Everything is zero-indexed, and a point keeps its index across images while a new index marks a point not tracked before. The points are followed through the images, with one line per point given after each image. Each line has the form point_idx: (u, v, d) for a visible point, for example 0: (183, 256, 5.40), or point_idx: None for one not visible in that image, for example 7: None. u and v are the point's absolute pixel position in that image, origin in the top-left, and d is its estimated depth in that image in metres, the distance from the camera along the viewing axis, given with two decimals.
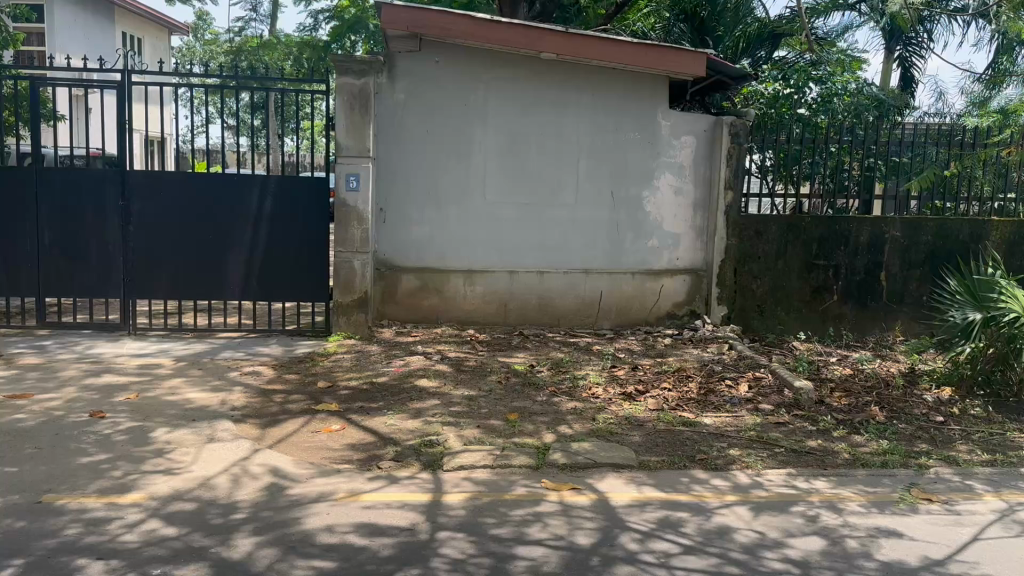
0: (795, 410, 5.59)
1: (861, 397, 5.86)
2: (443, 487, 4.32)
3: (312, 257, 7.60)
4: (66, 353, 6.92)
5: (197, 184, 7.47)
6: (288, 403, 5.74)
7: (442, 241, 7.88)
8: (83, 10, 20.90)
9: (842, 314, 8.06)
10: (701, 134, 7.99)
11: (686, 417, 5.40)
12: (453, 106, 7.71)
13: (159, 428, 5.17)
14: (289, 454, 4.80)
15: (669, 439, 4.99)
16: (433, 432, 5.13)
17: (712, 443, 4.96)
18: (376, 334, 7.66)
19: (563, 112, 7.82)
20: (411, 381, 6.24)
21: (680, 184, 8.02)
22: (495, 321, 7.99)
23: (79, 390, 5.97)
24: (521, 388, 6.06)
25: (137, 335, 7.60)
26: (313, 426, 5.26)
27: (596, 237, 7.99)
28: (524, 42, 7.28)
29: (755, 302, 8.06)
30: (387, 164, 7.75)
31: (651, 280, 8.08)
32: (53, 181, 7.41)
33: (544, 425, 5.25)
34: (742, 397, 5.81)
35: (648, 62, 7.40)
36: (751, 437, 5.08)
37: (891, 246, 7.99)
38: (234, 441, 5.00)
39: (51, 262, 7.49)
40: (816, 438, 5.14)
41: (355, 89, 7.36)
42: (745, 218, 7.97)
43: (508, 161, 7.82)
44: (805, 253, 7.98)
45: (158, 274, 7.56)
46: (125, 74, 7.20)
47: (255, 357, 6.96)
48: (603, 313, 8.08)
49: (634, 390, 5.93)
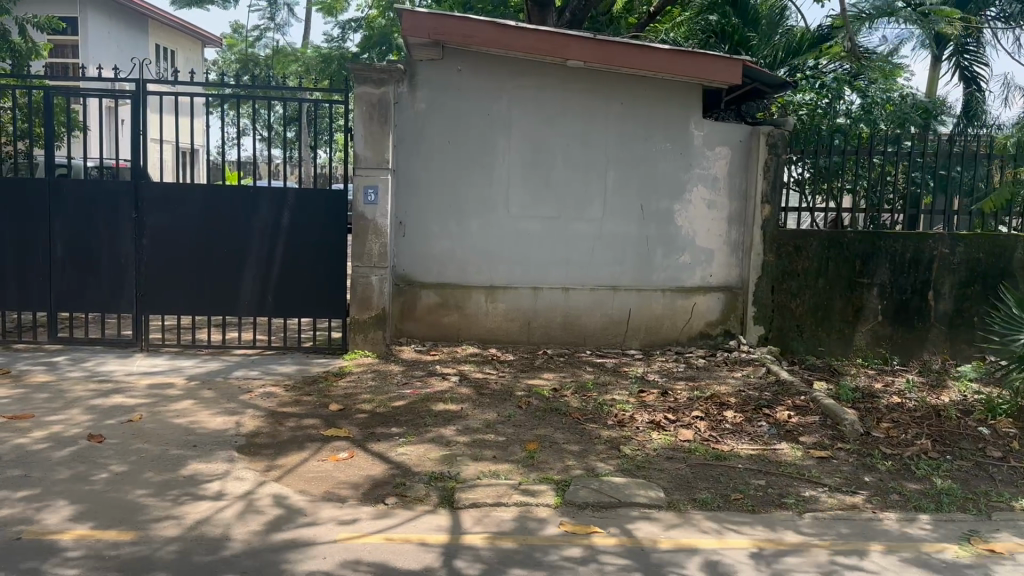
0: (840, 444, 5.16)
1: (911, 429, 5.42)
2: (460, 526, 3.98)
3: (329, 274, 7.32)
4: (76, 371, 6.71)
5: (213, 197, 7.24)
6: (298, 428, 5.44)
7: (463, 255, 7.58)
8: (117, 23, 21.10)
9: (887, 336, 7.59)
10: (736, 144, 7.60)
11: (720, 449, 4.99)
12: (476, 116, 7.42)
13: (163, 456, 4.90)
14: (294, 486, 4.49)
15: (701, 475, 4.59)
16: (449, 463, 4.79)
17: (749, 480, 4.56)
18: (394, 352, 7.36)
19: (591, 122, 7.48)
20: (428, 405, 5.92)
21: (713, 197, 7.65)
22: (519, 340, 7.65)
23: (85, 411, 5.73)
24: (544, 413, 5.70)
25: (150, 352, 7.38)
26: (321, 455, 4.96)
27: (624, 253, 7.64)
28: (551, 49, 6.94)
29: (794, 322, 7.63)
30: (407, 176, 7.47)
31: (683, 298, 7.70)
32: (67, 192, 7.23)
33: (567, 456, 4.89)
34: (781, 428, 5.40)
35: (680, 70, 7.03)
36: (792, 473, 4.67)
37: (939, 264, 7.52)
38: (240, 472, 4.70)
39: (61, 275, 7.31)
40: (864, 476, 4.71)
41: (374, 98, 7.08)
42: (782, 234, 7.55)
43: (533, 173, 7.50)
44: (847, 270, 7.54)
45: (171, 288, 7.33)
46: (140, 84, 6.99)
47: (268, 377, 6.69)
48: (632, 332, 7.70)
49: (663, 418, 5.53)
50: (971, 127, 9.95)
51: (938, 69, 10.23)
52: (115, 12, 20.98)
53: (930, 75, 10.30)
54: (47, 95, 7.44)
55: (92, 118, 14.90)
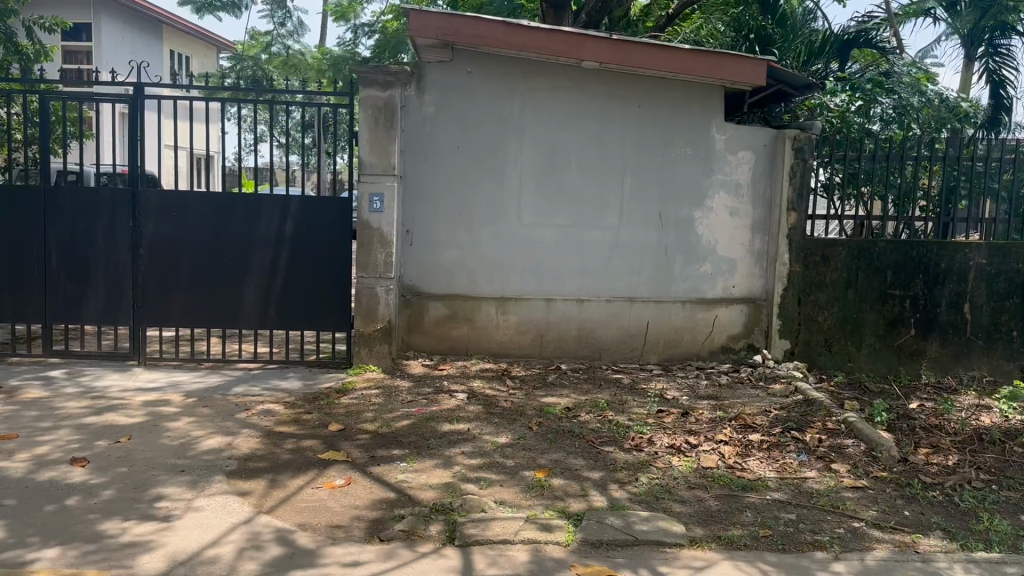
0: (876, 472, 4.77)
1: (952, 456, 5.03)
2: (462, 567, 3.62)
3: (334, 285, 7.02)
4: (71, 386, 6.43)
5: (214, 205, 6.96)
6: (296, 451, 5.12)
7: (473, 265, 7.25)
8: (129, 28, 20.92)
9: (920, 351, 7.21)
10: (760, 148, 7.24)
11: (746, 478, 4.62)
12: (487, 120, 7.10)
13: (150, 481, 4.58)
14: (284, 517, 4.15)
15: (726, 509, 4.21)
16: (454, 490, 4.43)
17: (778, 514, 4.18)
18: (401, 367, 7.05)
19: (607, 125, 7.14)
20: (435, 425, 5.58)
21: (735, 204, 7.28)
22: (531, 354, 7.31)
23: (74, 431, 5.43)
24: (556, 435, 5.34)
25: (148, 365, 7.10)
26: (317, 482, 4.62)
27: (641, 262, 7.29)
28: (566, 50, 6.60)
29: (822, 337, 7.23)
30: (415, 182, 7.16)
31: (703, 310, 7.34)
32: (62, 201, 6.98)
33: (582, 484, 4.52)
34: (811, 453, 5.02)
35: (702, 70, 6.68)
36: (824, 506, 4.29)
37: (976, 275, 7.14)
38: (231, 500, 4.36)
39: (58, 286, 7.06)
40: (903, 509, 4.33)
41: (380, 102, 6.77)
42: (809, 243, 7.15)
43: (546, 179, 7.17)
44: (879, 282, 7.14)
45: (170, 300, 7.05)
46: (137, 87, 6.73)
47: (269, 394, 6.37)
48: (649, 346, 7.34)
49: (684, 442, 5.16)
50: (1006, 129, 9.53)
51: (971, 70, 9.76)
52: (128, 18, 20.84)
53: (962, 76, 9.84)
54: (42, 99, 7.17)
55: (102, 123, 14.72)
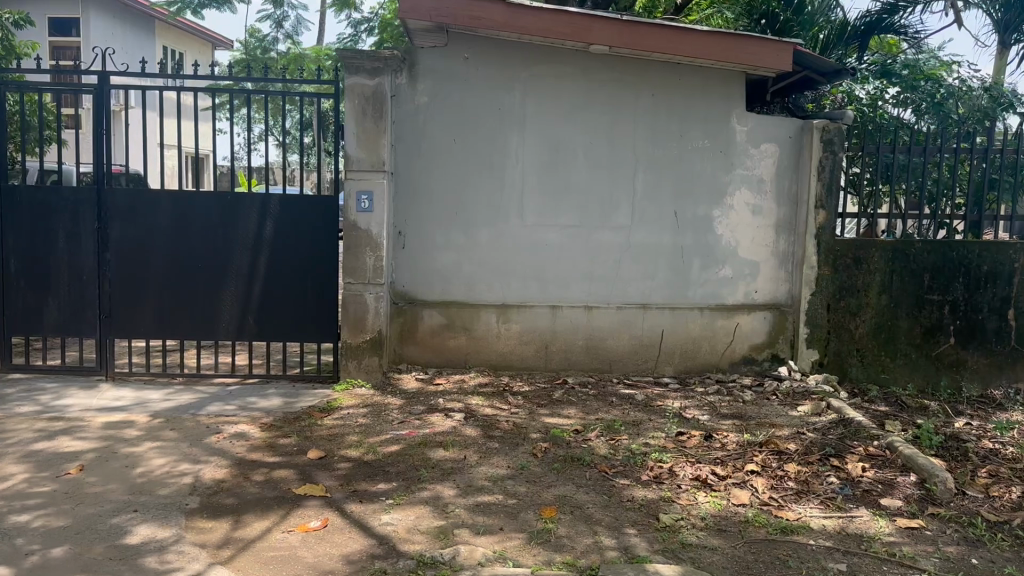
0: (932, 508, 4.17)
1: (1015, 486, 4.41)
2: None
3: (318, 293, 6.41)
4: (26, 406, 5.83)
5: (186, 207, 6.35)
6: (268, 483, 4.51)
7: (472, 270, 6.64)
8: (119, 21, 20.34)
9: (961, 361, 6.60)
10: (784, 141, 6.62)
11: (785, 519, 4.01)
12: (485, 112, 6.49)
13: (94, 523, 3.97)
14: (243, 570, 3.53)
15: (763, 559, 3.60)
16: (446, 537, 3.81)
17: (825, 565, 3.57)
18: (393, 382, 6.44)
19: (617, 116, 6.53)
20: (426, 451, 4.97)
21: (758, 201, 6.67)
22: (536, 366, 6.71)
23: (19, 460, 4.81)
24: (562, 464, 4.73)
25: (116, 381, 6.50)
26: (288, 524, 4.01)
27: (656, 266, 6.67)
28: (573, 33, 5.96)
29: (853, 347, 6.60)
30: (407, 179, 6.54)
31: (723, 317, 6.73)
32: (21, 202, 6.39)
33: (593, 527, 3.91)
34: (856, 487, 4.40)
35: (721, 54, 6.04)
36: (878, 553, 3.67)
37: (1021, 277, 6.53)
38: (186, 546, 3.74)
39: (17, 294, 6.46)
40: (970, 557, 3.70)
41: (367, 91, 6.15)
42: (840, 244, 6.51)
43: (550, 175, 6.56)
44: (915, 286, 6.52)
45: (140, 310, 6.45)
46: (104, 75, 6.12)
47: (245, 413, 5.76)
48: (665, 357, 6.73)
49: (711, 473, 4.54)
50: None
51: (1007, 56, 9.06)
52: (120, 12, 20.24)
53: (996, 63, 9.14)
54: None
55: None
